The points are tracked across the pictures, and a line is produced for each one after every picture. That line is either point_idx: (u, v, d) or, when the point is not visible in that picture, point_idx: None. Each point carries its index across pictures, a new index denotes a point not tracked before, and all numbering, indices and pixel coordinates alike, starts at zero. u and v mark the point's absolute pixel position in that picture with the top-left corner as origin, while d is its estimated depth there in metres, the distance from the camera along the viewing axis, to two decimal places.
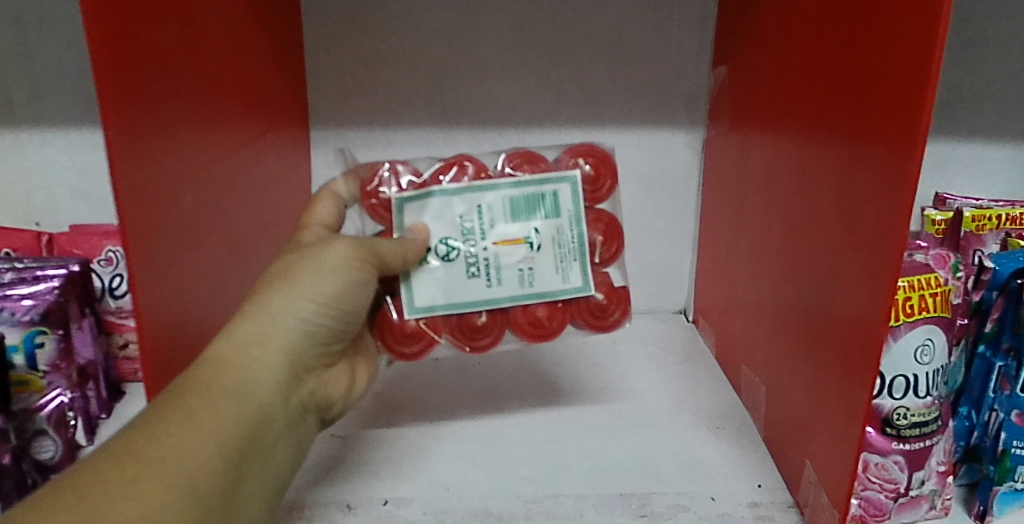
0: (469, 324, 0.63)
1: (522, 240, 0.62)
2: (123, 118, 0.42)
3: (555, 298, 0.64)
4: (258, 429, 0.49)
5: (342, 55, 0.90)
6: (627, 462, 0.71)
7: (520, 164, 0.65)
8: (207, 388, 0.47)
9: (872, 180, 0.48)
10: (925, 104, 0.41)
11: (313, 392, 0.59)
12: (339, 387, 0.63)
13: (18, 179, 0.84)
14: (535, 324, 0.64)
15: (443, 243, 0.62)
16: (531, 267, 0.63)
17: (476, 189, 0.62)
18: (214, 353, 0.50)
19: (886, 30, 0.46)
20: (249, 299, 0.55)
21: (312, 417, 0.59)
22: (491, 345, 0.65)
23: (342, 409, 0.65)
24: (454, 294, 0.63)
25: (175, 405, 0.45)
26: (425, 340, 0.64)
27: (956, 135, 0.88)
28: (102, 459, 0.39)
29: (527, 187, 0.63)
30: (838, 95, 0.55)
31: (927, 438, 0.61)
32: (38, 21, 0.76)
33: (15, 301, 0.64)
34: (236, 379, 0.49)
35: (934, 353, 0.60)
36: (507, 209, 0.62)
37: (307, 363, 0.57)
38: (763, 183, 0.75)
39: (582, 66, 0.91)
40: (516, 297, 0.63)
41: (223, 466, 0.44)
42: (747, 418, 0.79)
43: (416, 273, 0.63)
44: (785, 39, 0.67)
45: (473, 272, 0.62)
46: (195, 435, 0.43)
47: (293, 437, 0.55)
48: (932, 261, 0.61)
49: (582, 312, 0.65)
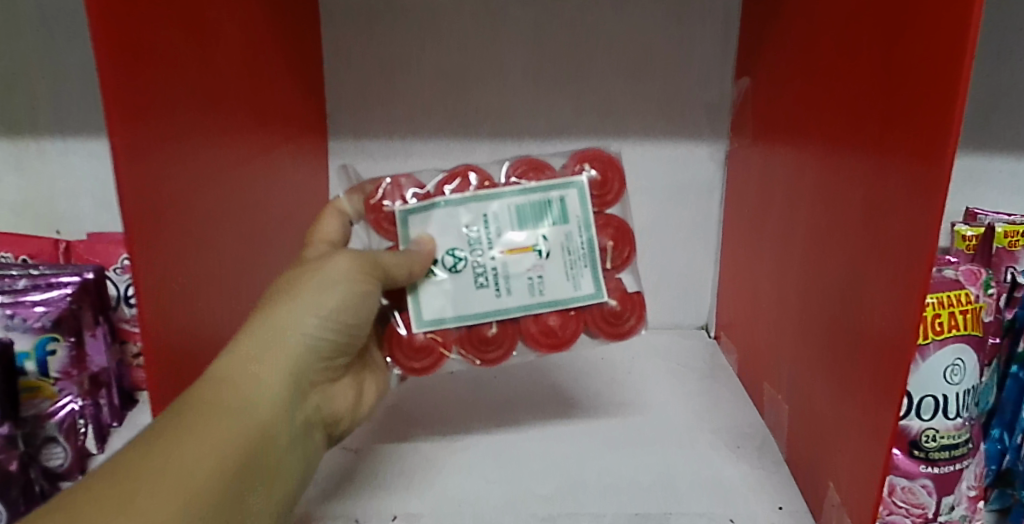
0: (479, 336, 0.63)
1: (530, 248, 0.61)
2: (131, 126, 0.42)
3: (567, 305, 0.62)
4: (262, 446, 0.49)
5: (363, 66, 0.90)
6: (645, 482, 0.69)
7: (525, 173, 0.64)
8: (208, 407, 0.47)
9: (900, 193, 0.46)
10: (955, 113, 0.40)
11: (318, 408, 0.58)
12: (345, 402, 0.62)
13: (42, 186, 0.85)
14: (548, 333, 0.63)
15: (450, 255, 0.61)
16: (541, 276, 0.62)
17: (481, 199, 0.62)
18: (218, 371, 0.50)
19: (913, 34, 0.45)
20: (253, 315, 0.55)
21: (319, 434, 0.59)
22: (502, 358, 0.64)
23: (349, 426, 0.64)
24: (463, 306, 0.62)
25: (175, 424, 0.44)
26: (435, 355, 0.64)
27: (989, 148, 0.85)
28: (101, 479, 0.39)
29: (533, 194, 0.62)
30: (865, 103, 0.53)
31: (957, 462, 0.59)
32: (64, 33, 0.78)
33: (28, 309, 0.65)
34: (238, 396, 0.49)
35: (965, 373, 0.57)
36: (514, 217, 0.62)
37: (312, 377, 0.56)
38: (787, 195, 0.73)
39: (601, 76, 0.90)
40: (526, 307, 0.62)
41: (224, 487, 0.44)
42: (769, 438, 0.77)
43: (424, 285, 0.62)
44: (810, 48, 0.66)
45: (482, 283, 0.61)
46: (195, 453, 0.43)
47: (298, 452, 0.55)
48: (962, 277, 0.58)
49: (595, 318, 0.64)
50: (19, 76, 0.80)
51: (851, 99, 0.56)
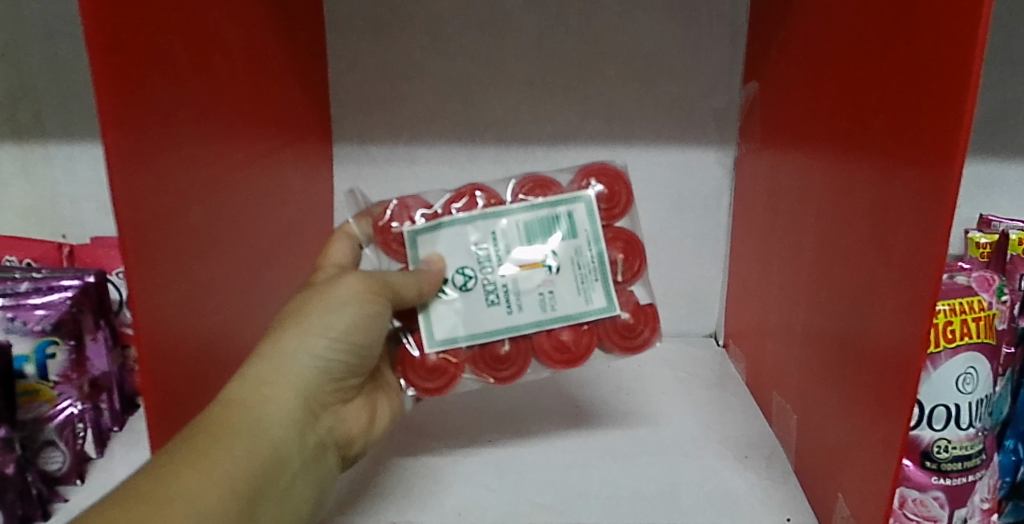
0: (492, 354, 0.62)
1: (540, 264, 0.61)
2: (127, 128, 0.42)
3: (579, 321, 0.62)
4: (272, 468, 0.49)
5: (368, 72, 0.90)
6: (649, 491, 0.68)
7: (532, 191, 0.63)
8: (219, 431, 0.47)
9: (909, 198, 0.45)
10: (965, 116, 0.39)
11: (331, 429, 0.57)
12: (358, 424, 0.61)
13: (50, 191, 0.86)
14: (561, 349, 0.62)
15: (460, 273, 0.61)
16: (552, 291, 0.61)
17: (489, 217, 0.62)
18: (228, 396, 0.50)
19: (921, 35, 0.44)
20: (264, 338, 0.54)
21: (332, 456, 0.58)
22: (515, 376, 0.63)
23: (362, 447, 0.63)
24: (474, 324, 0.61)
25: (187, 447, 0.44)
26: (448, 376, 0.63)
27: (1002, 153, 0.84)
28: (112, 500, 0.39)
29: (540, 211, 0.62)
30: (872, 106, 0.52)
31: (970, 473, 0.57)
32: (71, 39, 0.79)
33: (28, 311, 0.65)
34: (248, 420, 0.49)
35: (978, 382, 0.56)
36: (522, 234, 0.62)
37: (323, 398, 0.56)
38: (795, 202, 0.72)
39: (606, 82, 0.89)
40: (539, 323, 0.61)
41: (234, 510, 0.44)
42: (777, 447, 0.75)
43: (434, 304, 0.61)
44: (819, 52, 0.64)
45: (493, 300, 0.61)
46: (206, 476, 0.43)
47: (310, 475, 0.54)
48: (975, 284, 0.57)
49: (609, 333, 0.63)
50: (28, 82, 0.81)
51: (859, 103, 0.55)
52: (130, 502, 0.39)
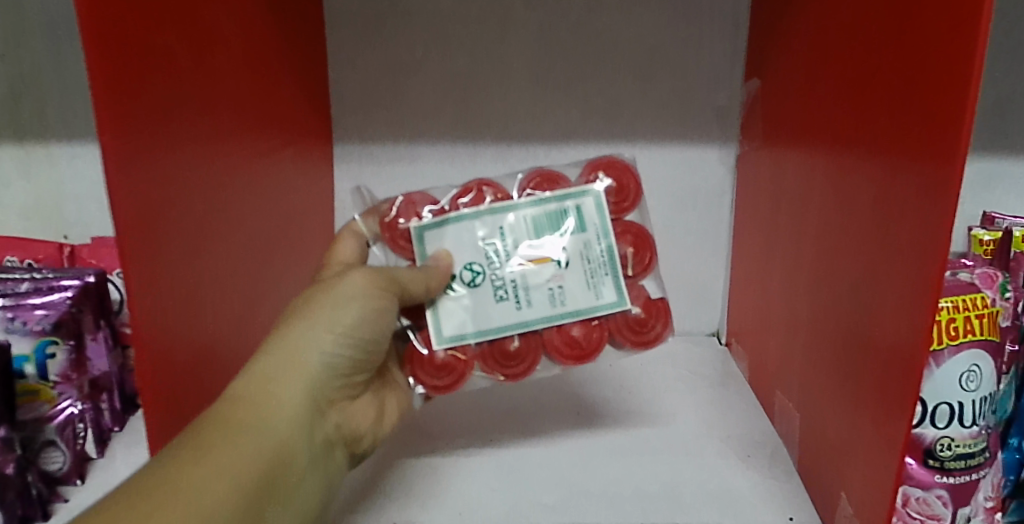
0: (502, 350, 0.62)
1: (549, 259, 0.61)
2: (123, 124, 0.42)
3: (590, 315, 0.61)
4: (280, 463, 0.48)
5: (369, 70, 0.90)
6: (651, 490, 0.67)
7: (540, 185, 0.64)
8: (226, 425, 0.47)
9: (912, 193, 0.45)
10: (967, 108, 0.38)
11: (339, 425, 0.57)
12: (366, 420, 0.61)
13: (52, 191, 0.86)
14: (572, 344, 0.61)
15: (467, 269, 0.61)
16: (561, 286, 0.61)
17: (497, 212, 0.62)
18: (236, 392, 0.50)
19: (922, 27, 0.44)
20: (272, 334, 0.54)
21: (339, 453, 0.58)
22: (525, 373, 0.63)
23: (371, 444, 0.63)
24: (483, 320, 0.61)
25: (193, 442, 0.44)
26: (458, 372, 0.62)
27: (1007, 149, 0.83)
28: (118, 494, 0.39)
29: (548, 205, 0.62)
30: (875, 101, 0.52)
31: (974, 471, 0.57)
32: (70, 37, 0.79)
33: (28, 311, 0.65)
34: (256, 415, 0.49)
35: (981, 379, 0.56)
36: (530, 229, 0.61)
37: (331, 394, 0.56)
38: (797, 199, 0.72)
39: (607, 79, 0.89)
40: (549, 318, 0.61)
41: (242, 504, 0.44)
42: (780, 446, 0.75)
43: (443, 300, 0.61)
44: (821, 47, 0.64)
45: (501, 296, 0.61)
46: (212, 470, 0.43)
47: (318, 471, 0.54)
48: (977, 281, 0.57)
49: (620, 328, 0.62)
50: (29, 83, 0.81)
51: (862, 99, 0.54)
52: (138, 495, 0.39)
